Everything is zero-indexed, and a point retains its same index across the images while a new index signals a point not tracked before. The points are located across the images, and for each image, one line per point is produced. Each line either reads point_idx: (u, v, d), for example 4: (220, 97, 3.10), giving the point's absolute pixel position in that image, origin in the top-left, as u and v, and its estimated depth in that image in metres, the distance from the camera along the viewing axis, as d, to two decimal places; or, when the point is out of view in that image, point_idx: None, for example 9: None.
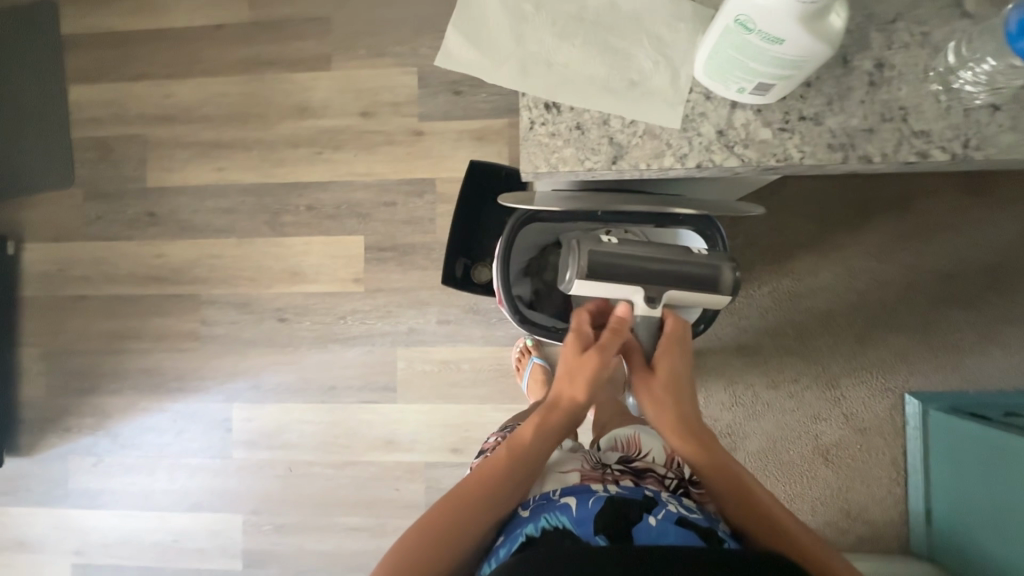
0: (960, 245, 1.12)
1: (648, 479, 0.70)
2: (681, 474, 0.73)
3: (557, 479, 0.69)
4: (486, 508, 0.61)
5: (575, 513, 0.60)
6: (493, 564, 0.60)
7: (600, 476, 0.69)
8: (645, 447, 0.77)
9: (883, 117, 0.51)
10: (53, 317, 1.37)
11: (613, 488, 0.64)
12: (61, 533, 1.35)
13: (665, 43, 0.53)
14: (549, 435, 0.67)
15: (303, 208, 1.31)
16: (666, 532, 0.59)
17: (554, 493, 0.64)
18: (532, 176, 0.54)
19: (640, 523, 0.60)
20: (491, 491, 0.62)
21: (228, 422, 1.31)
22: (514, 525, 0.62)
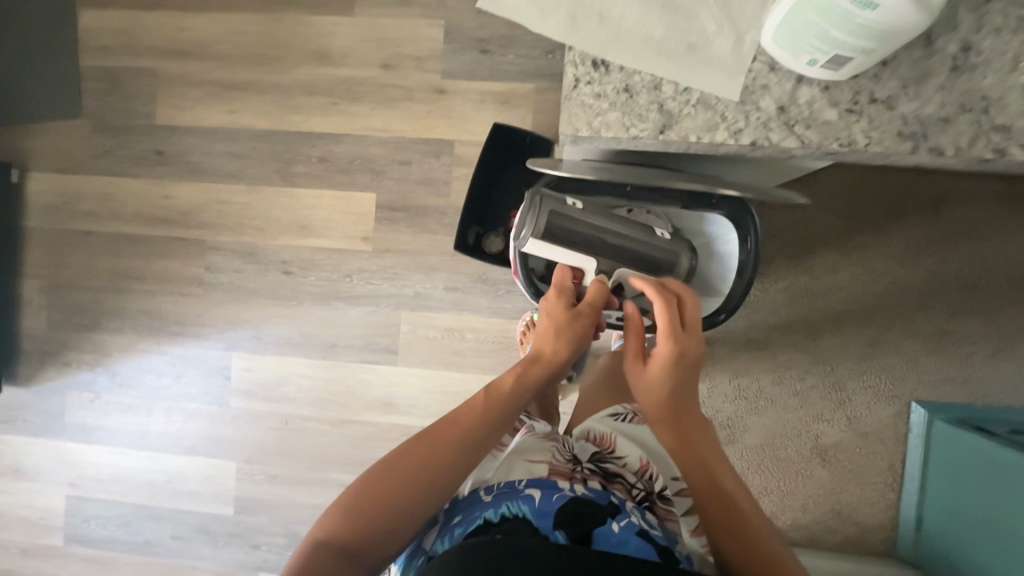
0: (990, 256, 1.09)
1: (615, 485, 0.66)
2: (651, 486, 0.68)
3: (523, 467, 0.64)
4: (460, 454, 0.59)
5: (538, 504, 0.58)
6: (446, 542, 0.57)
7: (567, 471, 0.65)
8: (620, 449, 0.72)
9: (961, 107, 0.49)
10: (55, 250, 1.35)
11: (579, 489, 0.61)
12: (57, 464, 1.36)
13: (732, 6, 0.50)
14: (528, 385, 0.67)
15: (316, 160, 1.27)
16: (625, 541, 0.56)
17: (520, 484, 0.61)
18: (572, 138, 0.52)
19: (601, 527, 0.57)
20: (465, 436, 0.60)
21: (227, 370, 1.31)
22: (472, 508, 0.59)
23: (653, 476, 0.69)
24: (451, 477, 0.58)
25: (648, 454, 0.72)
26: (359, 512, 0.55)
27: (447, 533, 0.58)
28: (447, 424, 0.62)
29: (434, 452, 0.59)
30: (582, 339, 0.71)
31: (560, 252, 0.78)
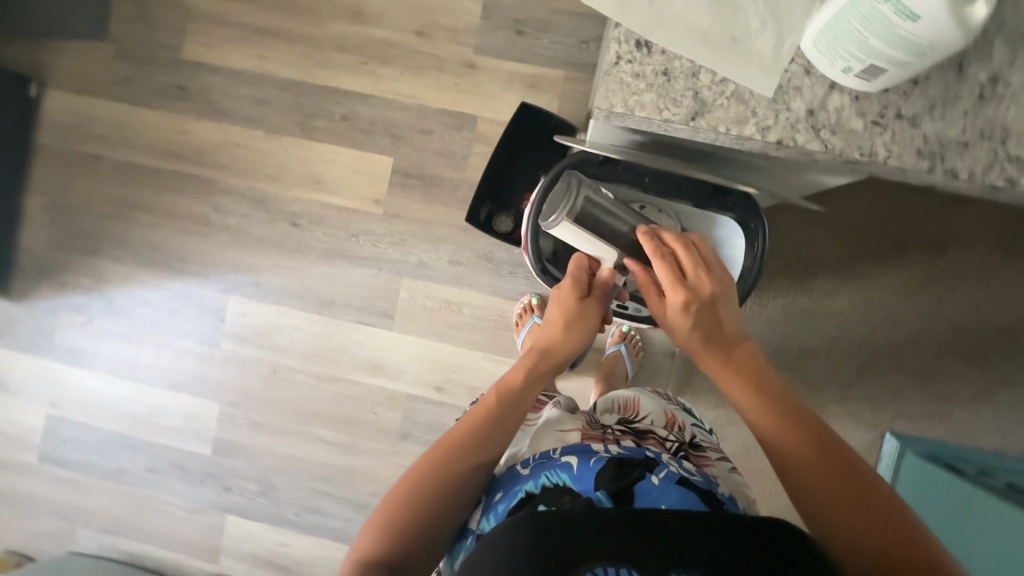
0: (983, 301, 1.11)
1: (649, 440, 0.64)
2: (682, 439, 0.68)
3: (554, 437, 0.64)
4: (481, 445, 0.60)
5: (575, 470, 0.55)
6: (492, 520, 0.56)
7: (599, 435, 0.64)
8: (643, 411, 0.73)
9: (981, 134, 0.51)
10: (66, 170, 1.35)
11: (614, 449, 0.58)
12: (40, 383, 1.37)
13: (779, 4, 0.51)
14: (539, 375, 0.69)
15: (337, 116, 1.27)
16: (666, 494, 0.53)
17: (555, 453, 0.58)
18: (605, 114, 0.54)
19: (641, 482, 0.54)
20: (482, 432, 0.61)
21: (222, 313, 1.31)
22: (512, 482, 0.58)
23: (680, 431, 0.69)
24: (476, 469, 0.59)
25: (671, 413, 0.73)
26: (391, 522, 0.55)
27: (491, 510, 0.57)
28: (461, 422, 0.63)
29: (454, 449, 0.59)
30: (589, 328, 0.74)
31: (584, 239, 0.77)
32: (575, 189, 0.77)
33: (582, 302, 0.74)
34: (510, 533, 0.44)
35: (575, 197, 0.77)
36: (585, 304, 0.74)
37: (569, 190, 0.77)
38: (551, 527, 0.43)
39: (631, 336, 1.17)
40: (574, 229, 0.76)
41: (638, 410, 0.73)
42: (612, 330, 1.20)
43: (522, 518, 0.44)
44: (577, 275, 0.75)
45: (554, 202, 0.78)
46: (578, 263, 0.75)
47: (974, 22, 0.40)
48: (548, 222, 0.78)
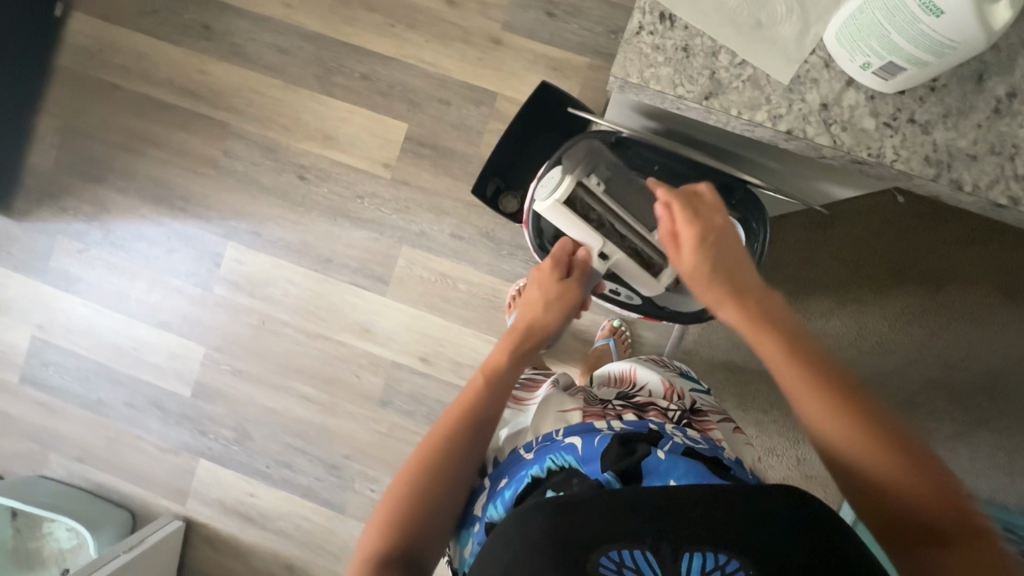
0: (975, 340, 1.11)
1: (650, 412, 0.64)
2: (683, 406, 0.67)
3: (557, 417, 0.61)
4: (476, 424, 0.60)
5: (580, 451, 0.53)
6: (499, 507, 0.54)
7: (600, 412, 0.62)
8: (641, 380, 0.73)
9: (991, 149, 0.51)
10: (80, 95, 1.34)
11: (617, 426, 0.55)
12: (29, 304, 1.37)
13: None
14: (523, 353, 0.72)
15: (358, 76, 1.26)
16: (674, 468, 0.51)
17: (558, 433, 0.55)
18: (620, 83, 0.54)
19: (647, 459, 0.51)
20: (472, 409, 0.61)
21: (219, 257, 1.31)
22: (516, 467, 0.55)
23: (680, 398, 0.69)
24: (473, 450, 0.59)
25: (670, 379, 0.73)
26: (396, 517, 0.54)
27: (497, 498, 0.55)
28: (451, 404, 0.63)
29: (448, 434, 0.59)
30: (569, 308, 0.78)
31: (572, 223, 0.78)
32: (570, 173, 0.78)
33: (560, 284, 0.79)
34: (519, 526, 0.43)
35: (570, 180, 0.77)
36: (565, 286, 0.78)
37: (564, 173, 0.78)
38: (563, 519, 0.42)
39: (621, 331, 1.17)
40: (562, 211, 0.77)
41: (637, 380, 0.74)
42: (602, 323, 1.20)
43: (531, 511, 0.43)
44: (559, 257, 0.79)
45: (550, 181, 0.79)
46: (561, 246, 0.79)
47: (996, 26, 0.41)
48: (540, 201, 0.78)
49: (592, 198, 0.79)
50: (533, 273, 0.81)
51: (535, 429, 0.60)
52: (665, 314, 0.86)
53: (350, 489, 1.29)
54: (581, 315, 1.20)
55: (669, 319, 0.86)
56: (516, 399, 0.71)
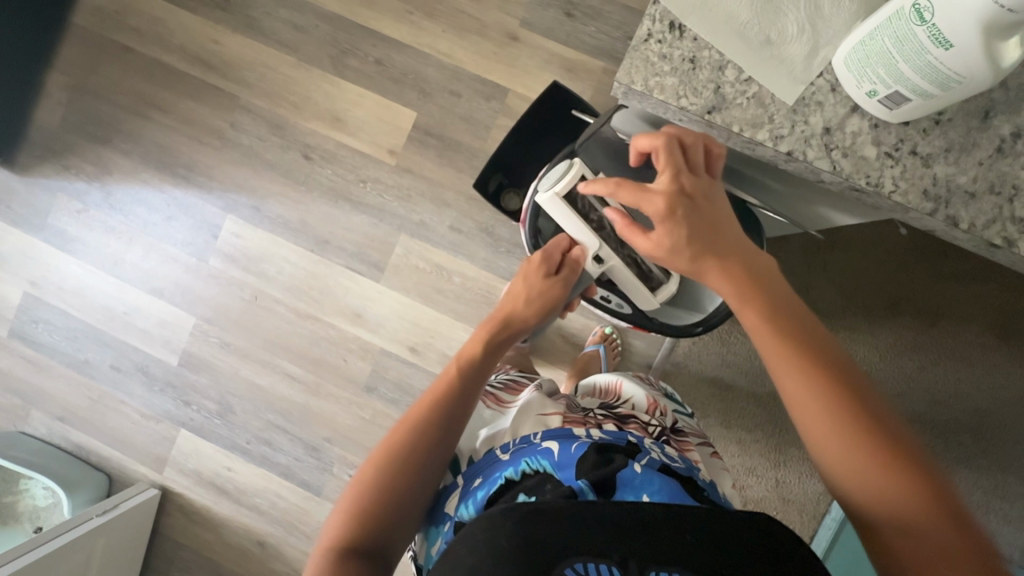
0: (964, 378, 1.10)
1: (631, 424, 0.63)
2: (663, 423, 0.66)
3: (537, 421, 0.61)
4: (449, 412, 0.61)
5: (556, 456, 0.52)
6: (470, 507, 0.53)
7: (581, 419, 0.61)
8: (625, 394, 0.72)
9: (990, 188, 0.51)
10: (92, 55, 1.34)
11: (595, 434, 0.54)
12: (24, 259, 1.37)
13: (821, 14, 0.50)
14: (495, 347, 0.74)
15: (371, 60, 1.26)
16: (649, 483, 0.50)
17: (535, 437, 0.55)
18: (624, 89, 0.53)
19: (623, 470, 0.50)
20: (448, 401, 0.62)
21: (217, 230, 1.31)
22: (491, 468, 0.55)
23: (662, 414, 0.68)
24: (443, 443, 0.58)
25: (655, 396, 0.72)
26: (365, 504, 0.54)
27: (469, 497, 0.54)
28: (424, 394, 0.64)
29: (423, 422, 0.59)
30: (551, 303, 0.79)
31: (572, 220, 0.74)
32: (578, 167, 0.74)
33: (547, 279, 0.78)
34: (489, 534, 0.42)
35: (577, 175, 0.73)
36: (549, 282, 0.78)
37: (572, 168, 0.74)
38: (533, 526, 0.41)
39: (611, 339, 1.17)
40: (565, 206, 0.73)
41: (621, 393, 0.73)
42: (593, 329, 1.19)
43: (503, 515, 0.42)
44: (549, 252, 0.78)
45: (555, 174, 0.74)
46: (555, 242, 0.78)
47: (1003, 63, 0.40)
48: (542, 192, 0.74)
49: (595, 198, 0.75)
50: (522, 265, 0.81)
51: (513, 431, 0.60)
52: (654, 326, 0.85)
53: (328, 471, 1.29)
54: (573, 319, 1.19)
55: (658, 331, 0.86)
56: (497, 401, 0.71)
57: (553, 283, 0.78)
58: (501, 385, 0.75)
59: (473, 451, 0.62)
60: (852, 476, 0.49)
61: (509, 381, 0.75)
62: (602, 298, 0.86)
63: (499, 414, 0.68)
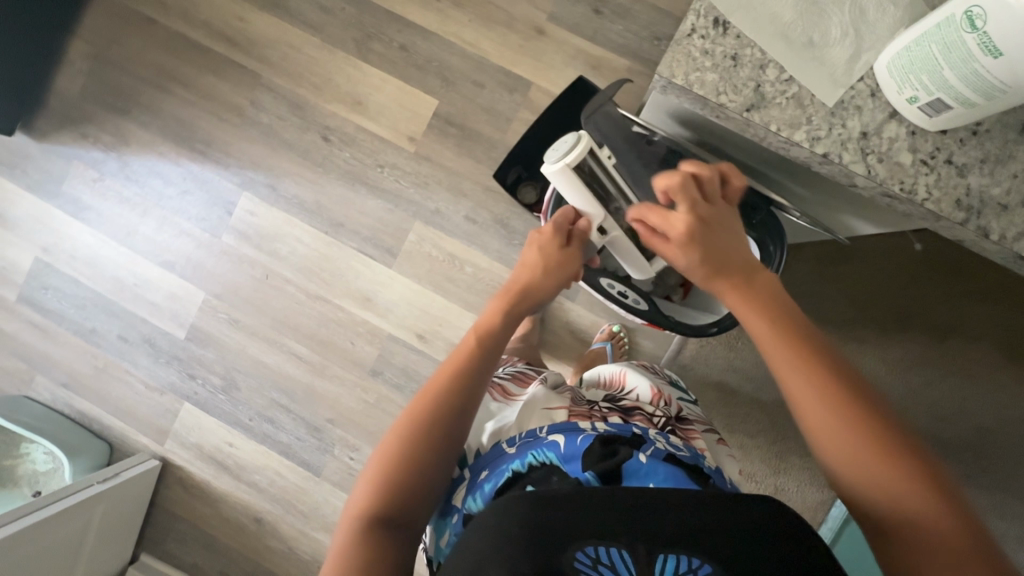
0: (969, 397, 1.11)
1: (636, 416, 0.62)
2: (669, 413, 0.66)
3: (542, 415, 0.60)
4: (460, 398, 0.59)
5: (562, 448, 0.51)
6: (479, 500, 0.53)
7: (586, 413, 0.60)
8: (630, 385, 0.72)
9: (1023, 201, 0.51)
10: (117, 25, 1.34)
11: (600, 427, 0.54)
12: (37, 225, 1.37)
13: (864, 19, 0.51)
14: (514, 321, 0.68)
15: (396, 46, 1.26)
16: (654, 473, 0.50)
17: (541, 430, 0.54)
18: (664, 82, 0.53)
19: (629, 461, 0.50)
20: (462, 377, 0.60)
21: (232, 207, 1.31)
22: (498, 460, 0.55)
23: (667, 404, 0.68)
24: (457, 418, 0.58)
25: (659, 384, 0.71)
26: (373, 493, 0.53)
27: (476, 490, 0.54)
28: (433, 376, 0.61)
29: (432, 408, 0.58)
30: (569, 278, 0.73)
31: (577, 192, 0.72)
32: (586, 139, 0.71)
33: (562, 251, 0.72)
34: (498, 518, 0.42)
35: (584, 148, 0.70)
36: (564, 253, 0.72)
37: (579, 140, 0.71)
38: (544, 511, 0.41)
39: (619, 337, 1.17)
40: (572, 178, 0.71)
41: (625, 384, 0.72)
42: (602, 327, 1.20)
43: (512, 499, 0.42)
44: (559, 223, 0.73)
45: (561, 145, 0.71)
46: (562, 213, 0.73)
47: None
48: (550, 164, 0.71)
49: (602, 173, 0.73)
50: (533, 235, 0.75)
51: (520, 425, 0.60)
52: (668, 323, 0.86)
53: (329, 453, 1.29)
54: (582, 316, 1.20)
55: (674, 330, 0.86)
56: (504, 393, 0.69)
57: (569, 253, 0.73)
58: (509, 377, 0.74)
59: (480, 446, 0.61)
60: (862, 479, 0.48)
61: (516, 374, 0.75)
62: (620, 293, 0.87)
63: (506, 407, 0.66)
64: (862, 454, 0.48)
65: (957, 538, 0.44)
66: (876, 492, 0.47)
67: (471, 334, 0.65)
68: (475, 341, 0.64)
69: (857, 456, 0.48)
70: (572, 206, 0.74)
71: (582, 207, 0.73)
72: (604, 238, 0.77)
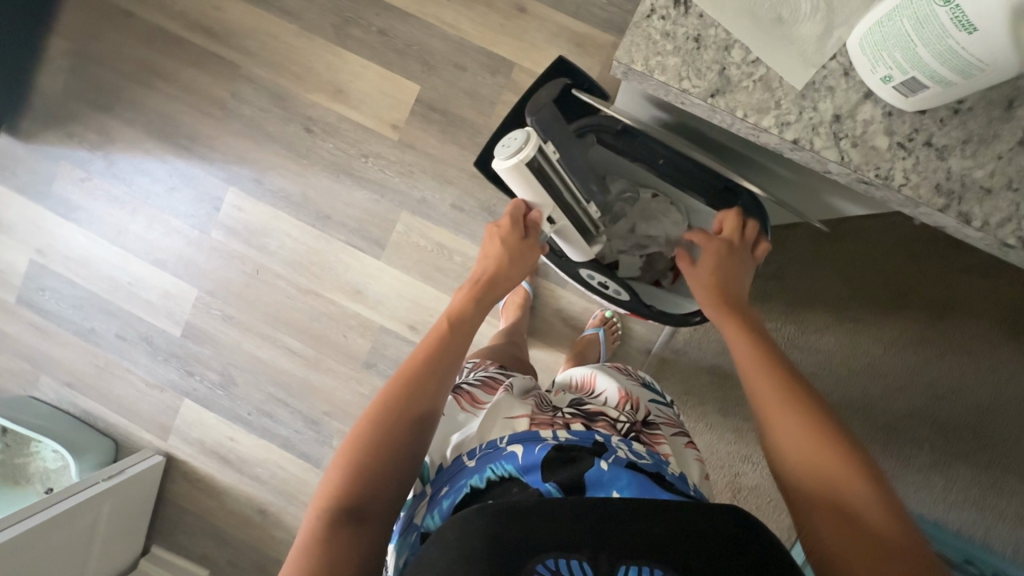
0: (968, 374, 1.08)
1: (599, 423, 0.60)
2: (634, 418, 0.64)
3: (503, 425, 0.58)
4: (432, 378, 0.61)
5: (521, 459, 0.51)
6: (436, 517, 0.52)
7: (549, 420, 0.58)
8: (599, 389, 0.71)
9: (1008, 183, 0.48)
10: (93, 19, 1.31)
11: (561, 435, 0.52)
12: (30, 228, 1.37)
13: None
14: (484, 307, 0.71)
15: (375, 30, 1.22)
16: (617, 480, 0.49)
17: (501, 441, 0.53)
18: (623, 68, 0.50)
19: (590, 471, 0.49)
20: (438, 356, 0.63)
21: (219, 202, 1.30)
22: (457, 476, 0.53)
23: (634, 408, 0.66)
24: (432, 393, 0.59)
25: (629, 388, 0.70)
26: (348, 477, 0.53)
27: (435, 507, 0.53)
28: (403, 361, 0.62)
29: (405, 387, 0.59)
30: (528, 268, 0.77)
31: (527, 186, 0.70)
32: (535, 136, 0.66)
33: (521, 242, 0.75)
34: (458, 531, 0.42)
35: (534, 147, 0.65)
36: (525, 243, 0.75)
37: (528, 138, 0.65)
38: (501, 524, 0.41)
39: (611, 323, 1.16)
40: (522, 176, 0.67)
41: (595, 387, 0.72)
42: (594, 313, 1.18)
43: (471, 511, 0.42)
44: (514, 215, 0.75)
45: (510, 142, 0.66)
46: (514, 208, 0.74)
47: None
48: (500, 161, 0.66)
49: (550, 168, 0.69)
50: (490, 228, 0.77)
51: (481, 436, 0.58)
52: (651, 313, 0.85)
53: (327, 444, 1.31)
54: (573, 302, 1.19)
55: (655, 320, 0.84)
56: (473, 401, 0.67)
57: (530, 243, 0.76)
58: (478, 383, 0.72)
59: (442, 459, 0.60)
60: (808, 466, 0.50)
61: (486, 379, 0.72)
62: (600, 284, 0.87)
63: (472, 417, 0.64)
64: (828, 458, 0.49)
65: (890, 523, 0.46)
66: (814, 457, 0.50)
67: (443, 319, 0.68)
68: (445, 325, 0.67)
69: (821, 460, 0.50)
70: (522, 199, 0.74)
71: (534, 201, 0.72)
72: (553, 228, 0.77)
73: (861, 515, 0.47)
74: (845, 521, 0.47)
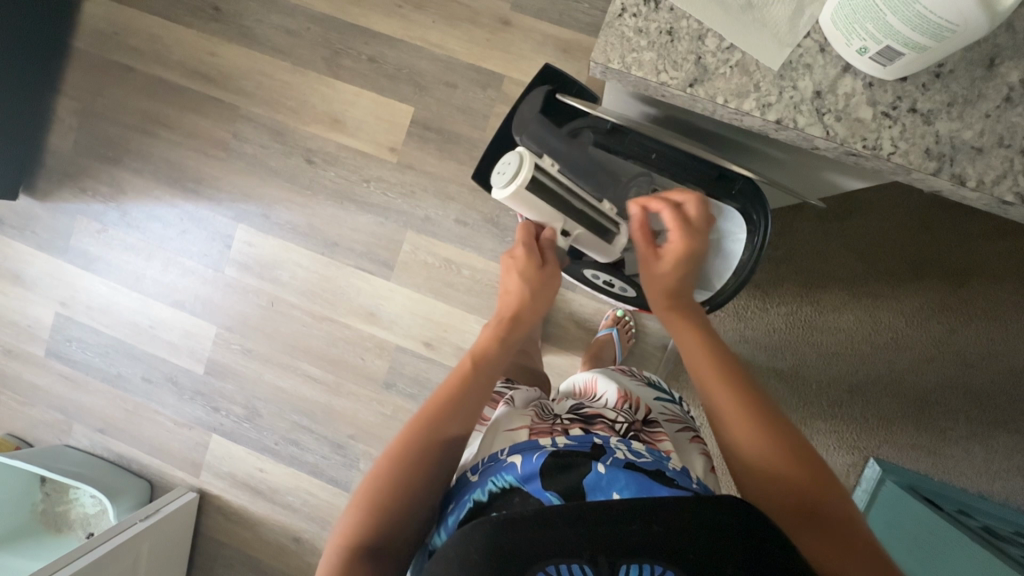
0: (997, 337, 1.06)
1: (597, 426, 0.60)
2: (633, 418, 0.64)
3: (505, 438, 0.59)
4: (454, 416, 0.60)
5: (521, 469, 0.50)
6: (442, 533, 0.52)
7: (548, 428, 0.59)
8: (600, 392, 0.71)
9: (1000, 140, 0.48)
10: (97, 77, 1.37)
11: (560, 441, 0.52)
12: (54, 281, 1.42)
13: None
14: (507, 345, 0.71)
15: (365, 57, 1.25)
16: (617, 481, 0.48)
17: (503, 453, 0.54)
18: (601, 68, 0.51)
19: (589, 476, 0.48)
20: (461, 397, 0.61)
21: (229, 239, 1.33)
22: (463, 491, 0.54)
23: (633, 408, 0.66)
24: (452, 426, 0.59)
25: (629, 388, 0.70)
26: (363, 514, 0.54)
27: (442, 524, 0.53)
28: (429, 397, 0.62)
29: (428, 421, 0.59)
30: (551, 294, 0.77)
31: (530, 207, 0.75)
32: (526, 157, 0.71)
33: (539, 270, 0.76)
34: (462, 545, 0.41)
35: (528, 167, 0.71)
36: (545, 271, 0.77)
37: (522, 160, 0.71)
38: (503, 536, 0.40)
39: (624, 322, 1.16)
40: (524, 198, 0.72)
41: (597, 391, 0.71)
42: (605, 313, 1.18)
43: (473, 527, 0.41)
44: (528, 243, 0.77)
45: (505, 168, 0.71)
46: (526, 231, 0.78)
47: (999, 8, 0.37)
48: (500, 189, 0.72)
49: (552, 180, 0.73)
50: (506, 259, 0.79)
51: (486, 446, 0.59)
52: None
53: (355, 468, 1.32)
54: (584, 304, 1.19)
55: None
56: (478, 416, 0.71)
57: (547, 270, 0.77)
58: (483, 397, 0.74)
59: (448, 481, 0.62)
60: (763, 461, 0.53)
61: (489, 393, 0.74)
62: (606, 282, 0.89)
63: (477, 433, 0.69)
64: (776, 450, 0.53)
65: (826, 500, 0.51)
66: (760, 453, 0.54)
67: (467, 359, 0.67)
68: (469, 365, 0.66)
69: (771, 454, 0.53)
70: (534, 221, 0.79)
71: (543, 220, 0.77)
72: (569, 238, 0.79)
73: (804, 497, 0.51)
74: (801, 517, 0.50)
